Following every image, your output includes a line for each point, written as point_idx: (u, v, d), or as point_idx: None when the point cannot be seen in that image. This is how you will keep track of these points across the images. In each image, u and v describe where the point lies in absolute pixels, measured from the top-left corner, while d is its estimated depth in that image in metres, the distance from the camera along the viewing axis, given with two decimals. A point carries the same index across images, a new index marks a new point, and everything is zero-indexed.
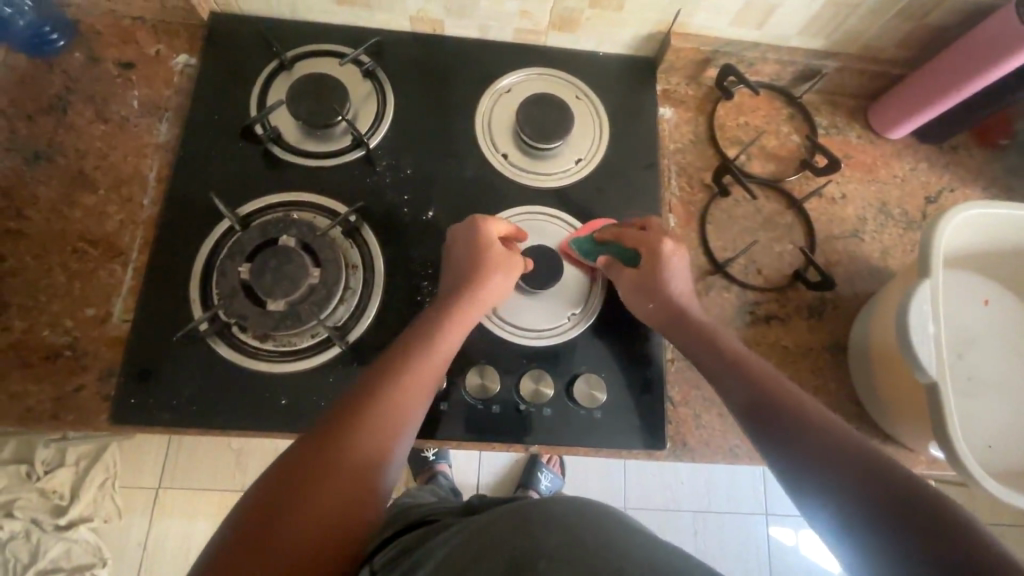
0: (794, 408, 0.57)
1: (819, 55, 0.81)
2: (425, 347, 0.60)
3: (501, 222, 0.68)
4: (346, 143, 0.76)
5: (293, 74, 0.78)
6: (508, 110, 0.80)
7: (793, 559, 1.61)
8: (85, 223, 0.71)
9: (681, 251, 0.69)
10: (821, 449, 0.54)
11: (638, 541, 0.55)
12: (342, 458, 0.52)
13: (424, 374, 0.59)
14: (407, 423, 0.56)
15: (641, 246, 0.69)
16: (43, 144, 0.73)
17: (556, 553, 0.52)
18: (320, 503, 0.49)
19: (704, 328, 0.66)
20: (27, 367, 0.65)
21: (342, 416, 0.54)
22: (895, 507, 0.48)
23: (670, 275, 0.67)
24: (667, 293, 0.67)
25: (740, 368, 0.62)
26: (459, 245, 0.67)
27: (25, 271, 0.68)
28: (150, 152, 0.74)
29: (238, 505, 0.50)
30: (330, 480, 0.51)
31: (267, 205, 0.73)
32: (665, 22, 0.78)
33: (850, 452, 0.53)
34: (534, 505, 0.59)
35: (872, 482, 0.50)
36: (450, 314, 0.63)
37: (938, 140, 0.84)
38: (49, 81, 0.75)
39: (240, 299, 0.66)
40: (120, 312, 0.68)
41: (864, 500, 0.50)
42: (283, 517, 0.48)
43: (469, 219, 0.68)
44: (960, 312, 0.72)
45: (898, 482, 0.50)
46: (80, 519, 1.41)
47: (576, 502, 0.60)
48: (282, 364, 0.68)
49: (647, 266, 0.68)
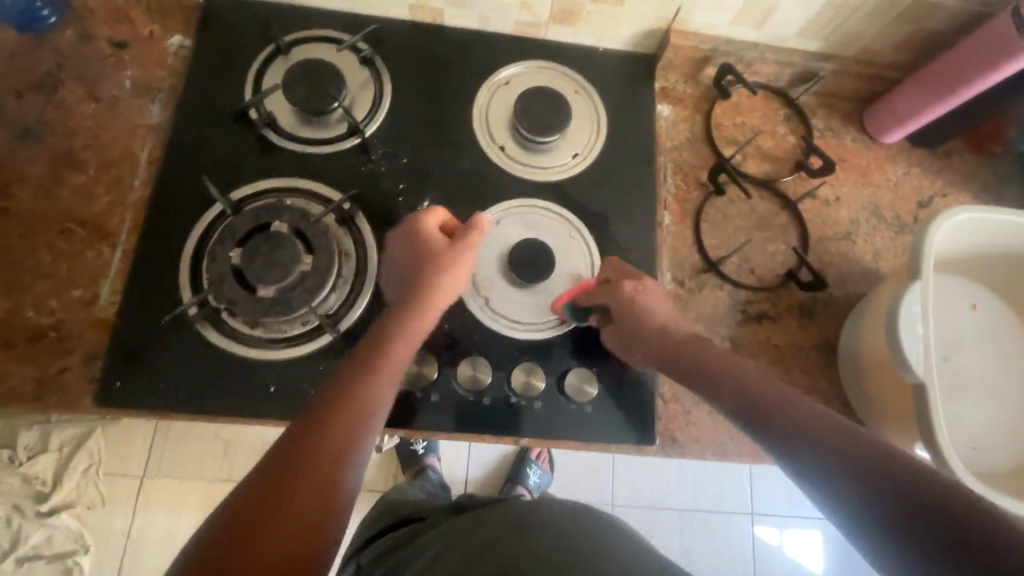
0: (779, 402, 0.57)
1: (817, 58, 0.82)
2: (396, 343, 0.60)
3: (434, 213, 0.68)
4: (342, 131, 0.76)
5: (289, 58, 0.77)
6: (507, 102, 0.80)
7: (776, 559, 1.63)
8: (73, 202, 0.69)
9: (644, 284, 0.69)
10: (817, 439, 0.52)
11: (624, 548, 0.54)
12: (308, 461, 0.50)
13: (389, 367, 0.59)
14: (373, 417, 0.56)
15: (608, 296, 0.69)
16: (32, 122, 0.71)
17: (548, 550, 0.53)
18: (299, 503, 0.48)
19: (671, 333, 0.66)
20: (9, 348, 0.64)
21: (313, 415, 0.53)
22: (907, 497, 0.45)
23: (643, 316, 0.67)
24: (648, 334, 0.67)
25: (719, 368, 0.63)
26: (399, 248, 0.68)
27: (10, 252, 0.67)
28: (142, 133, 0.73)
29: (209, 519, 0.48)
30: (306, 478, 0.50)
31: (260, 191, 0.72)
32: (666, 18, 0.78)
33: (846, 437, 0.51)
34: (525, 509, 0.60)
35: (881, 469, 0.47)
36: (411, 307, 0.63)
37: (930, 145, 0.85)
38: (39, 58, 0.73)
39: (230, 284, 0.65)
40: (108, 293, 0.67)
41: (875, 493, 0.46)
42: (258, 522, 0.46)
43: (413, 214, 0.69)
44: (949, 315, 0.72)
45: (907, 475, 0.46)
46: (63, 506, 1.41)
47: (566, 505, 0.61)
48: (272, 351, 0.67)
49: (618, 312, 0.68)
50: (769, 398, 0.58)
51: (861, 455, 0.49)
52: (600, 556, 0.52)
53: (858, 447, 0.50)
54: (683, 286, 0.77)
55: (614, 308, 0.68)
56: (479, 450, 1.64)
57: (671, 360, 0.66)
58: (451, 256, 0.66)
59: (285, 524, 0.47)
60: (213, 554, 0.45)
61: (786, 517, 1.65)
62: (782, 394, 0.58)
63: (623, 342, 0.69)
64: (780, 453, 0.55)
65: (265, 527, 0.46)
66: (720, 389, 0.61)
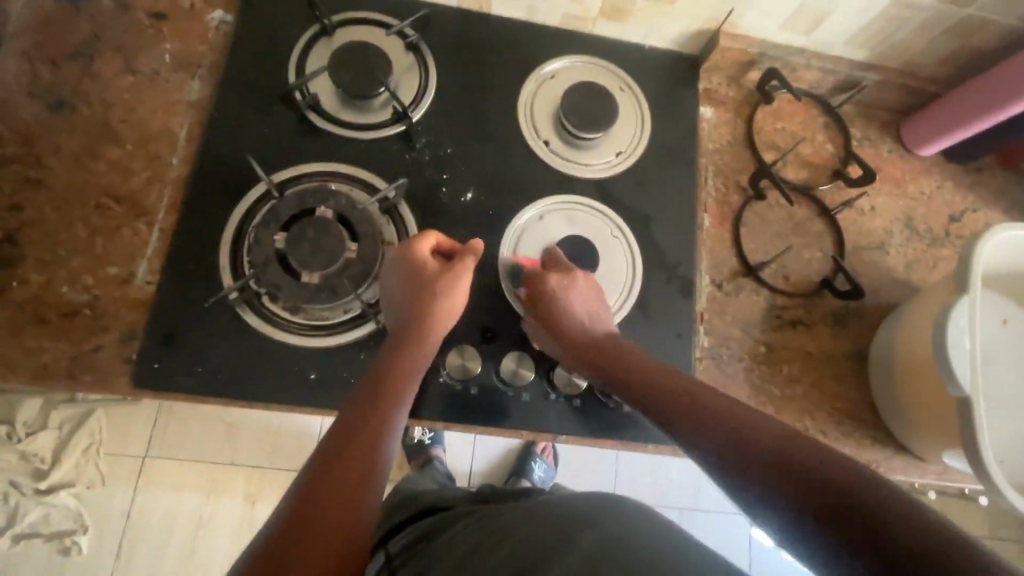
0: (710, 412, 0.54)
1: (861, 67, 0.82)
2: (412, 359, 0.60)
3: (430, 236, 0.66)
4: (386, 117, 0.74)
5: (334, 39, 0.75)
6: (552, 96, 0.79)
7: (770, 560, 1.66)
8: (109, 177, 0.68)
9: (573, 278, 0.67)
10: (750, 447, 0.50)
11: (661, 537, 0.54)
12: (338, 482, 0.50)
13: (404, 381, 0.59)
14: (391, 430, 0.56)
15: (529, 283, 0.68)
16: (67, 92, 0.69)
17: (585, 542, 0.52)
18: (342, 517, 0.49)
19: (591, 327, 0.65)
20: (43, 323, 0.62)
21: (344, 433, 0.54)
22: (847, 512, 0.43)
23: (564, 307, 0.65)
24: (563, 324, 0.65)
25: (653, 373, 0.60)
26: (392, 271, 0.64)
27: (44, 226, 0.65)
28: (181, 109, 0.71)
29: (247, 552, 0.47)
30: (344, 492, 0.50)
31: (303, 175, 0.71)
32: (717, 19, 0.78)
33: (779, 442, 0.49)
34: (557, 505, 0.60)
35: (811, 474, 0.45)
36: (423, 324, 0.62)
37: (965, 160, 0.86)
38: (75, 26, 0.71)
39: (274, 269, 0.64)
40: (145, 272, 0.66)
41: (812, 512, 0.44)
42: (307, 540, 0.47)
43: (409, 238, 0.66)
44: (994, 329, 0.72)
45: (825, 471, 0.45)
46: (61, 485, 1.37)
47: (596, 496, 0.60)
48: (313, 338, 0.66)
49: (538, 303, 0.66)
50: (690, 398, 0.56)
51: (797, 464, 0.47)
52: (641, 550, 0.52)
53: (791, 456, 0.47)
54: (721, 288, 0.77)
55: (533, 296, 0.67)
56: (484, 442, 1.64)
57: (588, 352, 0.64)
58: (456, 275, 0.65)
59: (332, 537, 0.47)
60: None
61: None
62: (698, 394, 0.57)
63: (548, 346, 0.68)
64: (718, 466, 0.51)
65: (313, 543, 0.46)
66: (655, 396, 0.58)
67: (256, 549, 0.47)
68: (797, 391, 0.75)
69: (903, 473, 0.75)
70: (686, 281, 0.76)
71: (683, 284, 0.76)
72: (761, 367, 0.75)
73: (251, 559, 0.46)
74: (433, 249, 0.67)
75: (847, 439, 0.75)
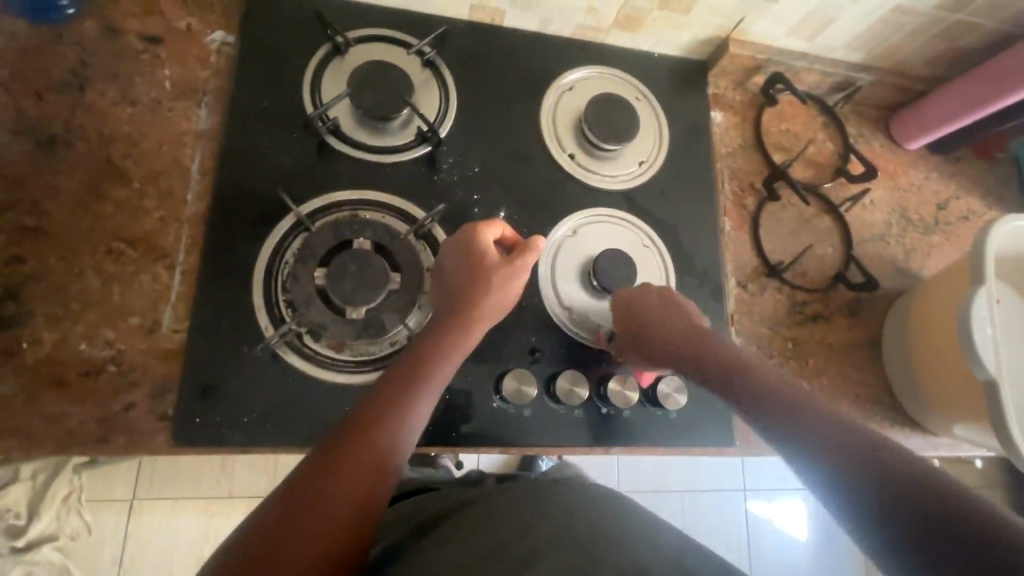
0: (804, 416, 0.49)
1: (856, 69, 0.86)
2: (449, 345, 0.58)
3: (495, 226, 0.65)
4: (410, 138, 0.72)
5: (349, 59, 0.72)
6: (573, 108, 0.79)
7: (767, 532, 1.69)
8: (119, 219, 0.62)
9: (667, 295, 0.67)
10: (826, 442, 0.46)
11: (634, 536, 0.50)
12: (347, 464, 0.47)
13: (436, 368, 0.56)
14: (413, 415, 0.52)
15: (625, 300, 0.67)
16: (58, 127, 0.63)
17: (570, 541, 0.48)
18: (354, 491, 0.46)
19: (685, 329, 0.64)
20: (62, 385, 0.57)
21: (381, 401, 0.52)
22: (923, 522, 0.39)
23: (658, 316, 0.65)
24: (659, 332, 0.64)
25: (746, 375, 0.57)
26: (449, 258, 0.63)
27: (50, 278, 0.59)
28: (190, 140, 0.66)
29: (241, 525, 0.45)
30: (367, 463, 0.48)
31: (330, 204, 0.68)
32: (726, 27, 0.80)
33: (851, 438, 0.45)
34: (545, 501, 0.54)
35: (881, 464, 0.43)
36: (465, 310, 0.60)
37: (947, 152, 0.92)
38: (59, 54, 0.64)
39: (317, 307, 0.62)
40: (172, 320, 0.61)
41: (884, 502, 0.41)
42: (316, 504, 0.45)
43: (468, 225, 0.64)
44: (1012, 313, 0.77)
45: (901, 465, 0.42)
46: (43, 539, 1.08)
47: (585, 498, 0.56)
48: (360, 375, 0.64)
49: (635, 313, 0.66)
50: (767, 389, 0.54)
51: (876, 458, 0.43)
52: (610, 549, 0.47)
53: (865, 447, 0.44)
54: (745, 289, 0.80)
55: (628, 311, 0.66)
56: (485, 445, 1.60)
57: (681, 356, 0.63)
58: (511, 270, 0.63)
59: (334, 515, 0.45)
60: (253, 563, 0.41)
61: (775, 491, 1.70)
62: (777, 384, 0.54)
63: (636, 357, 0.67)
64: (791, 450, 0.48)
65: (322, 507, 0.45)
66: (728, 387, 0.57)
67: (253, 515, 0.45)
68: (823, 382, 0.79)
69: (918, 449, 0.81)
70: (715, 285, 0.78)
71: (713, 288, 0.78)
72: (789, 362, 0.78)
73: (241, 534, 0.44)
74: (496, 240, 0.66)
75: (869, 423, 0.79)
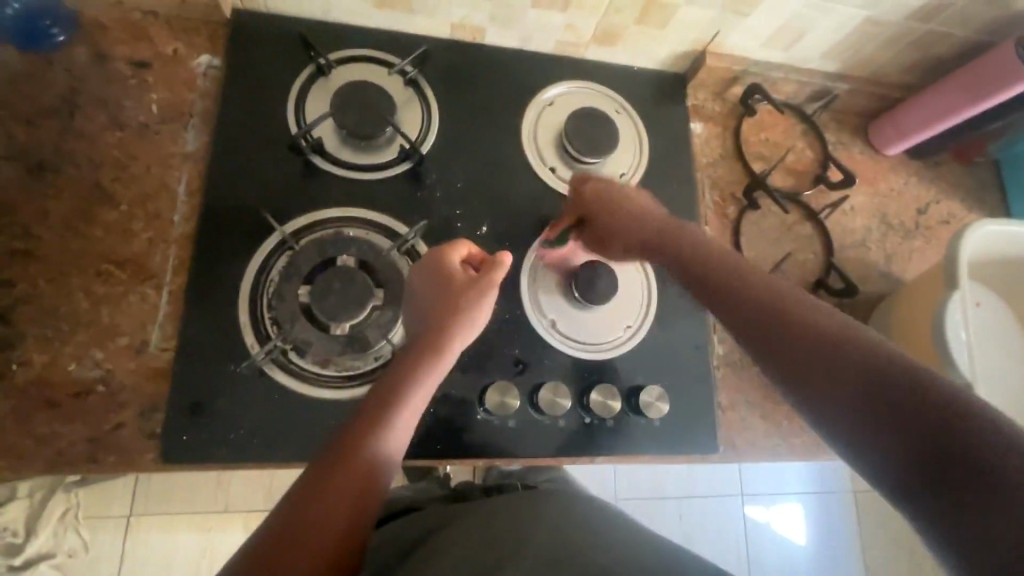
0: (835, 339, 0.45)
1: (832, 78, 0.88)
2: (434, 357, 0.58)
3: (463, 245, 0.66)
4: (393, 155, 0.73)
5: (332, 79, 0.73)
6: (553, 122, 0.80)
7: (766, 537, 1.68)
8: (108, 241, 0.64)
9: (606, 184, 0.72)
10: (829, 366, 0.44)
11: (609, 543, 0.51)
12: (340, 480, 0.48)
13: (422, 379, 0.57)
14: (400, 426, 0.54)
15: (579, 204, 0.72)
16: (48, 153, 0.64)
17: (545, 546, 0.50)
18: (347, 506, 0.47)
19: (647, 221, 0.68)
20: (52, 405, 0.58)
21: (372, 418, 0.53)
22: (931, 448, 0.37)
23: (614, 208, 0.70)
24: (623, 225, 0.69)
25: (728, 280, 0.56)
26: (424, 275, 0.64)
27: (40, 300, 0.60)
28: (177, 162, 0.68)
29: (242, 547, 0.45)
30: (359, 477, 0.49)
31: (315, 222, 0.69)
32: (702, 41, 0.82)
33: (856, 365, 0.43)
34: (523, 509, 0.56)
35: (896, 399, 0.39)
36: (445, 322, 0.60)
37: (925, 157, 0.93)
38: (49, 81, 0.66)
39: (302, 324, 0.63)
40: (160, 339, 0.63)
41: (882, 424, 0.40)
42: (313, 521, 0.46)
43: (439, 246, 0.65)
44: (989, 315, 0.78)
45: (916, 394, 0.39)
46: (40, 557, 1.07)
47: (562, 505, 0.57)
48: (345, 389, 0.65)
49: (590, 212, 0.71)
50: (769, 306, 0.51)
51: (889, 390, 0.40)
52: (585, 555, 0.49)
53: (881, 377, 0.41)
54: None
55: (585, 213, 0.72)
56: None
57: (646, 247, 0.67)
58: (485, 285, 0.63)
59: (329, 530, 0.46)
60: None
61: (772, 496, 1.70)
62: (796, 305, 0.50)
63: (613, 255, 0.72)
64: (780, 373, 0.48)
65: (318, 523, 0.46)
66: (719, 297, 0.56)
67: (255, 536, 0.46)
68: None
69: None
70: None
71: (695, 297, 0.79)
72: None
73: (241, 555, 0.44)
74: (466, 258, 0.66)
75: None
